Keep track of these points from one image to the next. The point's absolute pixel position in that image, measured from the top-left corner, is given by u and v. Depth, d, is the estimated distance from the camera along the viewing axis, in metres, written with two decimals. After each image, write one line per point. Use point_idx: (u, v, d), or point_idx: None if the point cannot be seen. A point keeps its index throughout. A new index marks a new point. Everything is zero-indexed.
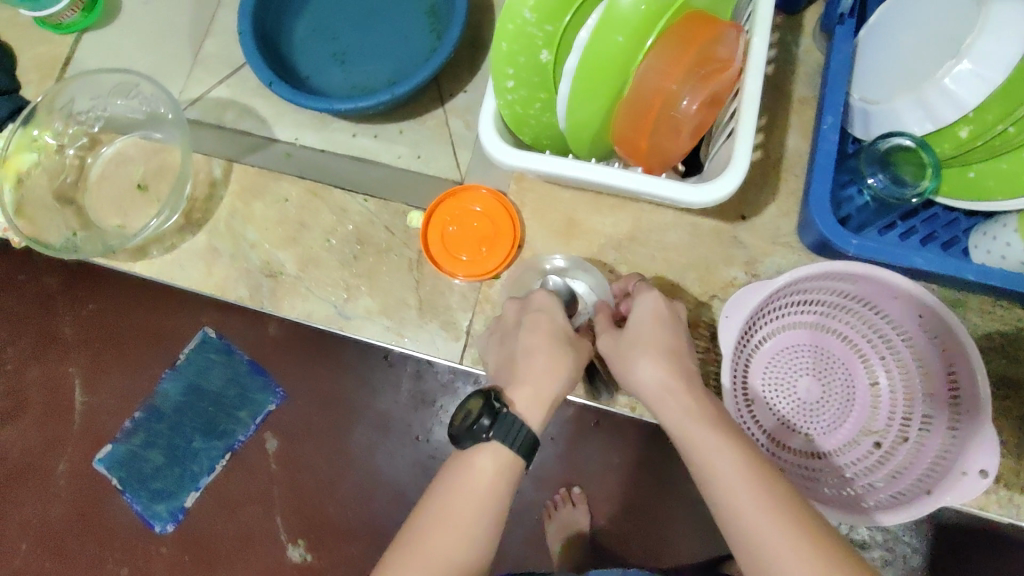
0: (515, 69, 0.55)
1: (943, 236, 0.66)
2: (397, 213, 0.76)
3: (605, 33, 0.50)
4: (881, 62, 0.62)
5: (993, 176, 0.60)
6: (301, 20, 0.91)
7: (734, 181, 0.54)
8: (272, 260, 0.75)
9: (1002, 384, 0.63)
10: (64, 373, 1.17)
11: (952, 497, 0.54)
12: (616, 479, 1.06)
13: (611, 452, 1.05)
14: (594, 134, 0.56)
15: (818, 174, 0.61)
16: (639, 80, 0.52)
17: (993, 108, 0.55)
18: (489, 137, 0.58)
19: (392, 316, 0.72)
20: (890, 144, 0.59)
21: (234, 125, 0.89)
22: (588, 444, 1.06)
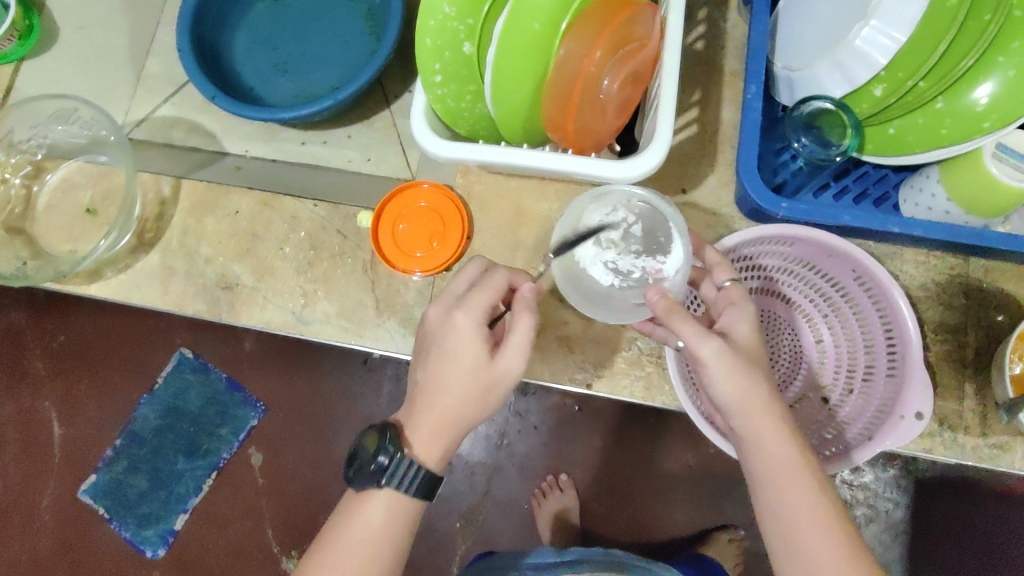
0: (441, 64, 0.56)
1: (875, 193, 0.68)
2: (347, 216, 0.77)
3: (520, 18, 0.52)
4: (800, 30, 0.64)
5: (914, 131, 0.60)
6: (241, 32, 0.92)
7: (661, 151, 0.56)
8: (228, 273, 0.75)
9: (940, 330, 0.66)
10: (37, 407, 1.17)
11: (891, 441, 0.56)
12: (597, 459, 1.11)
13: (591, 435, 1.11)
14: (524, 120, 0.58)
15: (746, 142, 0.63)
16: (560, 63, 0.53)
17: (904, 64, 0.58)
18: (422, 132, 0.59)
19: (350, 318, 0.73)
20: (812, 108, 0.61)
21: (182, 143, 0.92)
22: (568, 429, 1.12)
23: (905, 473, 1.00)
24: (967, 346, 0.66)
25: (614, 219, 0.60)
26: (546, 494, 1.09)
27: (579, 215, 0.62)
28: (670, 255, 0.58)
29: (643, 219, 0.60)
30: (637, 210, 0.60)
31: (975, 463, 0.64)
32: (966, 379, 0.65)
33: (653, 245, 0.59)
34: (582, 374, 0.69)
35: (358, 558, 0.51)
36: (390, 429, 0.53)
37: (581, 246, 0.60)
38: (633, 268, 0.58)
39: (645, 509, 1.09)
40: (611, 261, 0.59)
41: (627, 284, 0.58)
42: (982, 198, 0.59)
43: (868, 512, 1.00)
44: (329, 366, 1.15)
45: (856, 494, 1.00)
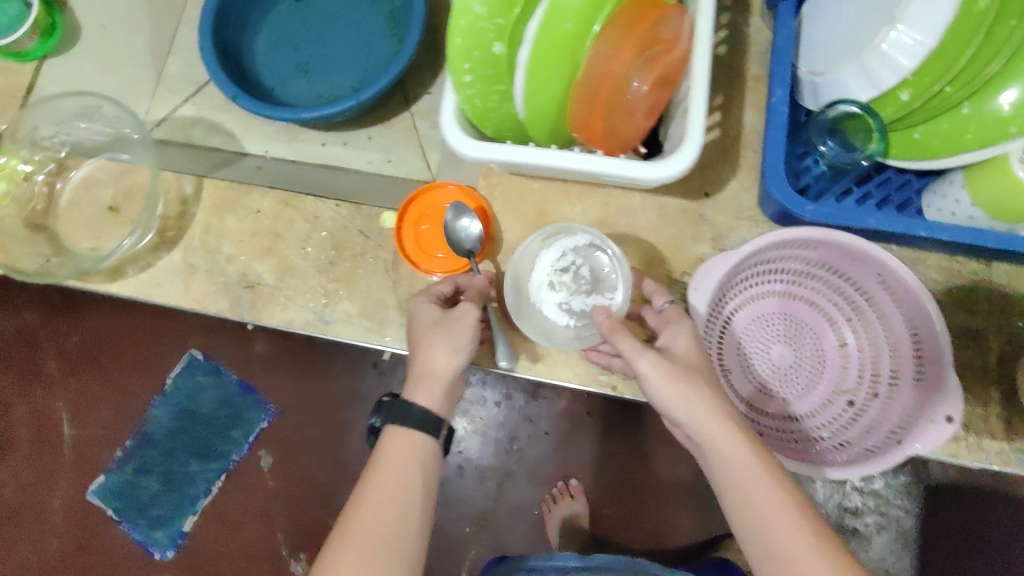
0: (471, 64, 0.56)
1: (897, 199, 0.68)
2: (370, 216, 0.77)
3: (552, 21, 0.51)
4: (825, 34, 0.64)
5: (938, 136, 0.60)
6: (263, 33, 0.92)
7: (692, 154, 0.56)
8: (250, 272, 0.75)
9: (964, 335, 0.66)
10: (49, 407, 1.16)
11: (922, 445, 0.56)
12: (609, 465, 1.11)
13: (603, 441, 1.11)
14: (552, 121, 0.58)
15: (771, 145, 0.63)
16: (588, 65, 0.53)
17: (931, 67, 0.57)
18: (453, 132, 0.60)
19: (372, 318, 0.72)
20: (837, 112, 0.62)
21: (203, 142, 0.92)
22: (580, 434, 1.11)
23: (915, 479, 0.98)
24: (990, 351, 0.66)
25: (564, 263, 0.68)
26: (557, 500, 1.08)
27: (534, 260, 0.69)
28: (616, 292, 0.66)
29: (588, 262, 0.68)
30: (582, 253, 0.68)
31: (1000, 468, 0.64)
32: (990, 383, 0.65)
33: (600, 284, 0.67)
34: (606, 376, 0.69)
35: (390, 489, 0.54)
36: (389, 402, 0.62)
37: (538, 291, 0.68)
38: (584, 307, 0.67)
39: (656, 515, 1.08)
40: (565, 302, 0.67)
41: (581, 321, 0.67)
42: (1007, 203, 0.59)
43: (879, 519, 0.99)
44: (341, 368, 1.15)
45: (867, 501, 0.99)
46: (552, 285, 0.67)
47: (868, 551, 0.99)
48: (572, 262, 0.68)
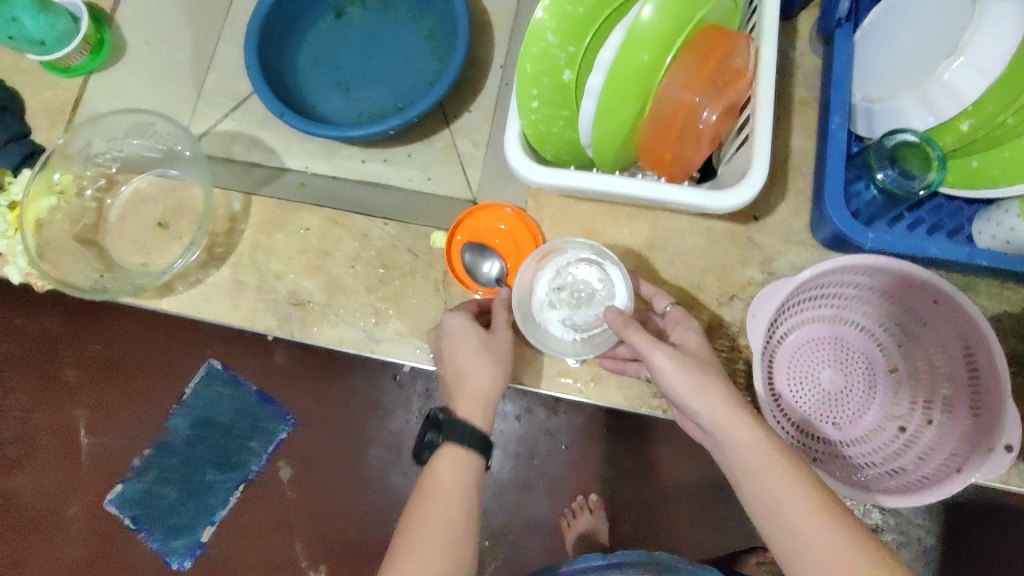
0: (539, 90, 0.57)
1: (949, 225, 0.69)
2: (419, 235, 0.77)
3: (629, 51, 0.52)
4: (879, 63, 0.66)
5: (997, 164, 0.63)
6: (303, 52, 0.93)
7: (757, 184, 0.56)
8: (299, 290, 0.76)
9: (1015, 362, 0.67)
10: (68, 416, 1.15)
11: (982, 474, 0.56)
12: (631, 480, 1.10)
13: (624, 457, 1.10)
14: (617, 147, 0.58)
15: (829, 172, 0.64)
16: (662, 96, 0.55)
17: (993, 100, 0.58)
18: (516, 156, 0.60)
19: (421, 336, 0.73)
20: (896, 141, 0.62)
21: (244, 157, 0.92)
22: (596, 448, 1.11)
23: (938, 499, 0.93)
24: None
25: (558, 278, 0.67)
26: (576, 516, 1.07)
27: (530, 284, 0.68)
28: (616, 295, 0.65)
29: (581, 273, 0.67)
30: (572, 265, 0.68)
31: None
32: None
33: (598, 291, 0.66)
34: (657, 399, 0.69)
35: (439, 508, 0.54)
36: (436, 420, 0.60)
37: (540, 313, 0.67)
38: (587, 319, 0.66)
39: (675, 530, 1.08)
40: (568, 318, 0.66)
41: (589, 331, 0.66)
42: None
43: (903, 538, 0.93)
44: (359, 380, 1.13)
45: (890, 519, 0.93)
46: (551, 303, 0.67)
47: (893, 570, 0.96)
48: (565, 276, 0.67)
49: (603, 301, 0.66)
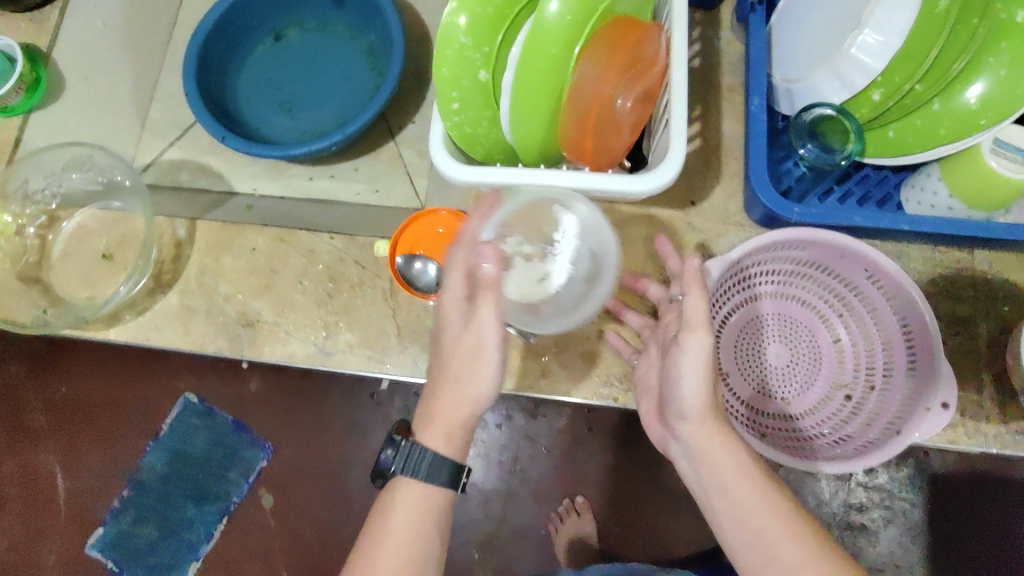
0: (459, 92, 0.58)
1: (877, 194, 0.71)
2: (364, 246, 0.77)
3: (537, 46, 0.54)
4: (794, 42, 0.68)
5: (912, 132, 0.63)
6: (244, 76, 0.94)
7: (675, 167, 0.59)
8: (248, 310, 0.76)
9: (953, 322, 0.69)
10: (38, 461, 1.14)
11: (921, 433, 0.57)
12: (612, 479, 1.05)
13: (606, 454, 1.05)
14: (541, 142, 0.60)
15: (754, 152, 0.65)
16: (574, 88, 0.55)
17: (899, 70, 0.63)
18: (440, 157, 0.62)
19: (373, 346, 0.73)
20: (814, 115, 0.65)
21: (191, 184, 0.92)
22: (581, 449, 1.05)
23: (918, 471, 0.92)
24: (979, 336, 0.68)
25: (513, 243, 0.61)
26: (564, 518, 1.05)
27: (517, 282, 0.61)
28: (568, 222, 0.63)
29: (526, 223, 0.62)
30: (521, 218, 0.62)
31: (996, 451, 0.66)
32: (981, 369, 0.67)
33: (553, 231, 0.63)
34: (608, 387, 0.71)
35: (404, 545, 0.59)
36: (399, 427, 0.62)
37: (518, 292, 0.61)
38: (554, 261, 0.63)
39: (660, 525, 1.04)
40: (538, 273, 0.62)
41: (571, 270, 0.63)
42: (986, 190, 0.62)
43: (886, 514, 0.92)
44: (335, 401, 1.09)
45: (873, 497, 0.91)
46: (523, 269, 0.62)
47: (876, 545, 0.92)
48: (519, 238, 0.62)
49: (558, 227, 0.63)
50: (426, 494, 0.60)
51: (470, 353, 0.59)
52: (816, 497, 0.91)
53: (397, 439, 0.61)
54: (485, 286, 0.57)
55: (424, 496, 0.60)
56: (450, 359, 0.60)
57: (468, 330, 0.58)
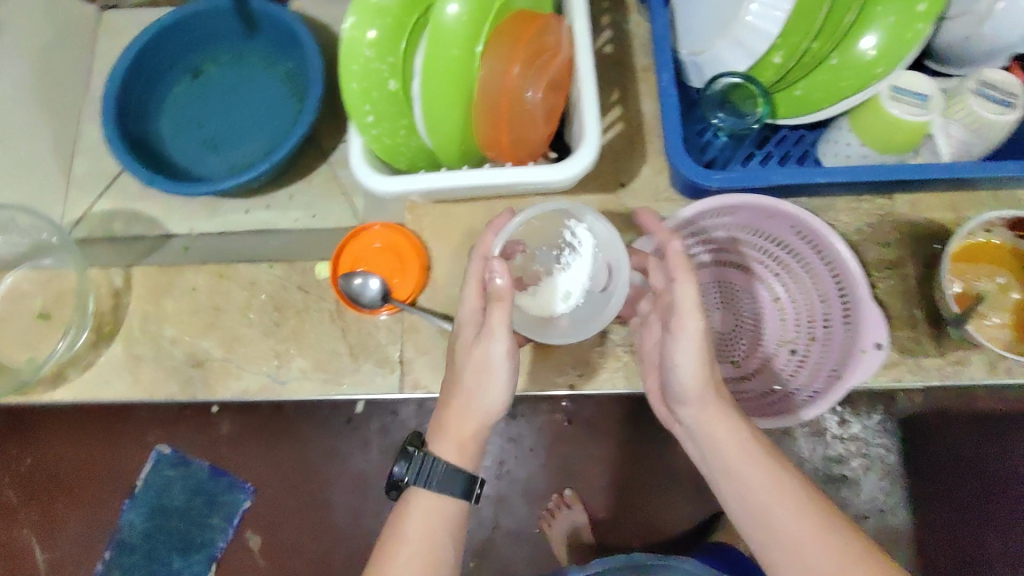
0: (371, 104, 0.59)
1: (796, 153, 0.74)
2: (305, 270, 0.76)
3: (440, 48, 0.54)
4: (695, 17, 0.69)
5: (818, 89, 0.66)
6: (166, 118, 0.93)
7: (592, 151, 0.60)
8: (197, 350, 0.75)
9: (883, 266, 0.71)
10: (11, 538, 1.10)
11: (861, 375, 0.60)
12: (599, 467, 1.05)
13: (589, 444, 1.05)
14: (460, 144, 0.61)
15: (669, 125, 0.66)
16: (484, 86, 0.57)
17: (795, 29, 0.63)
18: (364, 172, 0.62)
19: (327, 368, 0.72)
20: (722, 85, 0.68)
21: (126, 232, 0.91)
22: (564, 443, 1.06)
23: (889, 416, 0.96)
24: (909, 276, 0.71)
25: (527, 257, 0.68)
26: (555, 514, 1.03)
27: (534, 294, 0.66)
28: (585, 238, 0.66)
29: (534, 238, 0.68)
30: (531, 235, 0.67)
31: (939, 383, 0.69)
32: (915, 307, 0.70)
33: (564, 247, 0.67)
34: (564, 376, 0.72)
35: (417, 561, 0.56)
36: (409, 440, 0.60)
37: (533, 302, 0.66)
38: (569, 274, 0.66)
39: (655, 507, 1.05)
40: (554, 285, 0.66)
41: (587, 282, 0.65)
42: (892, 135, 0.65)
43: (865, 462, 0.97)
44: (311, 431, 1.09)
45: (848, 447, 0.97)
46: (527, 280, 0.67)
47: (859, 495, 0.98)
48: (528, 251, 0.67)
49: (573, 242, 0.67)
50: (440, 505, 0.59)
51: (477, 364, 0.59)
52: (798, 454, 0.97)
53: (410, 451, 0.59)
54: (497, 298, 0.58)
55: (417, 510, 0.58)
56: (461, 372, 0.61)
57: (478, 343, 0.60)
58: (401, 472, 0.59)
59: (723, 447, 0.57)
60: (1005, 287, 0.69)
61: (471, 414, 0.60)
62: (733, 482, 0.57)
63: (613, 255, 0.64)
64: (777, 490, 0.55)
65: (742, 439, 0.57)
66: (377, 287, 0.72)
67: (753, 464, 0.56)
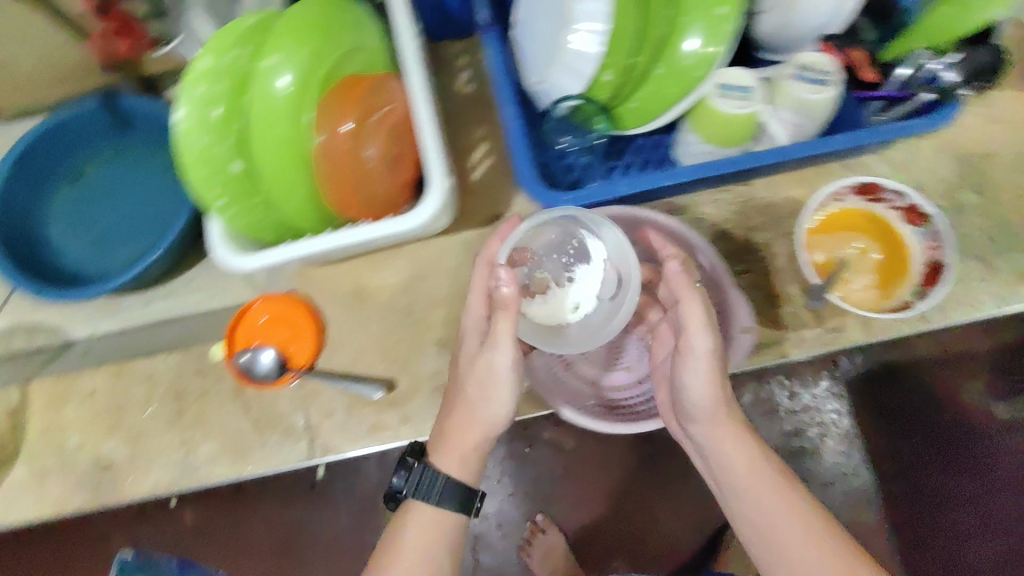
0: (217, 186, 0.59)
1: (655, 157, 0.78)
2: (201, 353, 0.76)
3: (267, 121, 0.56)
4: (532, 48, 0.72)
5: (651, 98, 0.70)
6: (54, 224, 0.92)
7: (439, 194, 0.61)
8: (103, 453, 0.74)
9: (751, 250, 0.75)
10: None
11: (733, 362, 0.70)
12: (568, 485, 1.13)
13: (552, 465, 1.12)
14: (313, 208, 0.62)
15: (518, 155, 0.68)
16: (320, 150, 0.59)
17: (616, 50, 0.65)
18: (226, 254, 0.62)
19: (236, 448, 0.72)
20: (563, 108, 0.70)
21: (23, 344, 0.89)
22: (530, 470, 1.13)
23: (836, 381, 1.08)
24: (777, 256, 0.75)
25: (533, 265, 0.68)
26: (531, 541, 1.11)
27: (542, 304, 0.67)
28: (595, 247, 0.67)
29: (540, 248, 0.68)
30: (538, 244, 0.68)
31: (821, 352, 0.72)
32: (788, 284, 0.73)
33: (573, 255, 0.68)
34: None
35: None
36: (410, 449, 0.64)
37: (536, 310, 0.67)
38: (580, 282, 0.67)
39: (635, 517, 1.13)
40: (558, 293, 0.67)
41: (595, 293, 0.66)
42: (728, 129, 0.69)
43: (822, 429, 1.09)
44: (277, 507, 1.11)
45: (805, 416, 1.09)
46: (533, 288, 0.67)
47: (824, 462, 1.09)
48: (532, 261, 0.68)
49: (585, 252, 0.67)
50: (437, 520, 0.62)
51: (484, 374, 0.62)
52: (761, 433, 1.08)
53: (409, 461, 0.63)
54: (503, 307, 0.59)
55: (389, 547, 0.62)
56: (465, 381, 0.63)
57: (483, 354, 0.62)
58: (400, 483, 0.63)
59: (734, 466, 0.62)
60: (864, 251, 0.74)
61: (477, 424, 0.63)
62: (740, 495, 0.61)
63: (624, 265, 0.65)
64: (786, 506, 0.59)
65: (752, 458, 0.62)
66: (273, 356, 0.72)
67: (762, 483, 0.60)
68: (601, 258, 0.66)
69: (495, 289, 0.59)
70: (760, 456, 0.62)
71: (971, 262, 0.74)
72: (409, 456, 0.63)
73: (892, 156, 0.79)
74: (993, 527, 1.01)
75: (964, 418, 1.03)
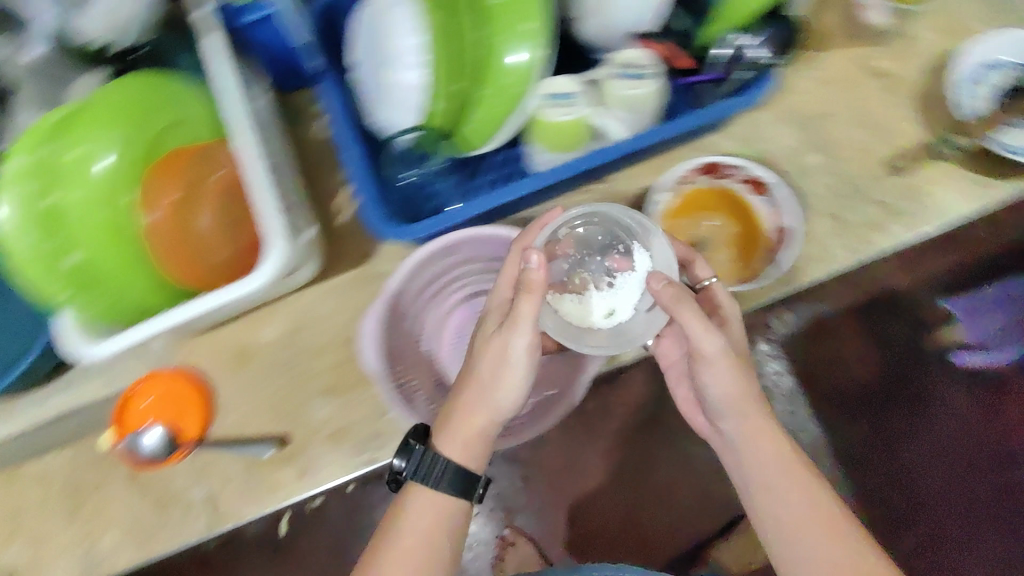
0: (54, 277, 0.57)
1: (512, 171, 0.79)
2: (91, 444, 0.75)
3: (91, 204, 0.60)
4: (369, 89, 0.73)
5: (485, 114, 0.69)
6: None
7: (281, 240, 0.61)
8: (5, 562, 0.73)
9: None
10: None
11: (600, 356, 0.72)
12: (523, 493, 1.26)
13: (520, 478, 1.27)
14: (156, 282, 0.63)
15: (364, 194, 0.69)
16: (149, 228, 0.62)
17: (440, 76, 0.67)
18: (80, 344, 0.59)
19: (139, 531, 0.72)
20: (404, 141, 0.72)
21: None
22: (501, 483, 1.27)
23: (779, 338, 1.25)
24: None
25: (574, 263, 0.71)
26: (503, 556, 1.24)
27: (576, 300, 0.69)
28: (642, 257, 0.69)
29: (586, 244, 0.71)
30: (585, 243, 0.72)
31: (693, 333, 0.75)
32: None
33: (618, 256, 0.70)
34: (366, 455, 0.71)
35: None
36: (415, 430, 0.67)
37: (567, 302, 0.69)
38: (620, 287, 0.69)
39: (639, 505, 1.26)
40: (593, 293, 0.69)
41: (633, 304, 0.68)
42: (565, 134, 0.71)
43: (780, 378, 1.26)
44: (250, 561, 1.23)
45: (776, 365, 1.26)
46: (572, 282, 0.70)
47: (785, 412, 1.26)
48: (573, 255, 0.71)
49: (631, 260, 0.69)
50: (437, 507, 0.65)
51: (498, 354, 0.63)
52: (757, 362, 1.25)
53: (413, 444, 0.65)
54: (526, 289, 0.61)
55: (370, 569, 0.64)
56: (479, 359, 0.65)
57: (501, 335, 0.64)
58: (401, 464, 0.65)
59: (765, 466, 0.66)
60: (721, 228, 0.78)
61: (483, 407, 0.64)
62: (765, 497, 0.66)
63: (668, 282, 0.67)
64: (808, 507, 0.65)
65: (780, 460, 0.66)
66: (161, 435, 0.69)
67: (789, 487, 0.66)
68: (644, 269, 0.68)
69: (525, 268, 0.60)
70: (789, 459, 0.67)
71: (820, 219, 0.78)
72: (413, 437, 0.65)
73: (734, 132, 0.82)
74: (927, 471, 1.27)
75: (935, 382, 1.28)
